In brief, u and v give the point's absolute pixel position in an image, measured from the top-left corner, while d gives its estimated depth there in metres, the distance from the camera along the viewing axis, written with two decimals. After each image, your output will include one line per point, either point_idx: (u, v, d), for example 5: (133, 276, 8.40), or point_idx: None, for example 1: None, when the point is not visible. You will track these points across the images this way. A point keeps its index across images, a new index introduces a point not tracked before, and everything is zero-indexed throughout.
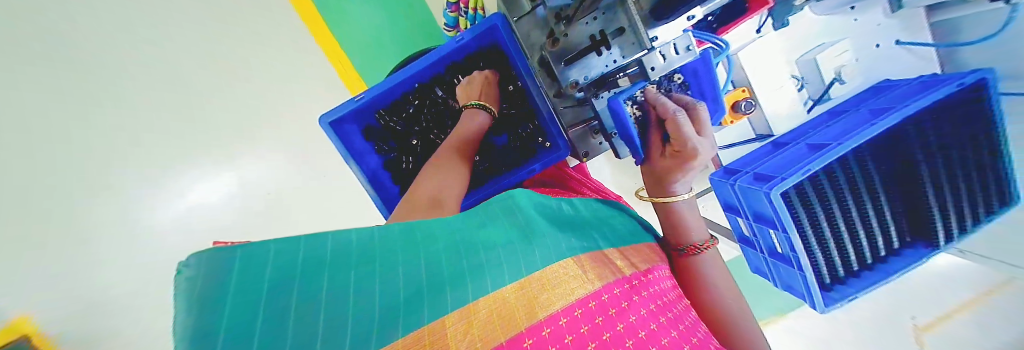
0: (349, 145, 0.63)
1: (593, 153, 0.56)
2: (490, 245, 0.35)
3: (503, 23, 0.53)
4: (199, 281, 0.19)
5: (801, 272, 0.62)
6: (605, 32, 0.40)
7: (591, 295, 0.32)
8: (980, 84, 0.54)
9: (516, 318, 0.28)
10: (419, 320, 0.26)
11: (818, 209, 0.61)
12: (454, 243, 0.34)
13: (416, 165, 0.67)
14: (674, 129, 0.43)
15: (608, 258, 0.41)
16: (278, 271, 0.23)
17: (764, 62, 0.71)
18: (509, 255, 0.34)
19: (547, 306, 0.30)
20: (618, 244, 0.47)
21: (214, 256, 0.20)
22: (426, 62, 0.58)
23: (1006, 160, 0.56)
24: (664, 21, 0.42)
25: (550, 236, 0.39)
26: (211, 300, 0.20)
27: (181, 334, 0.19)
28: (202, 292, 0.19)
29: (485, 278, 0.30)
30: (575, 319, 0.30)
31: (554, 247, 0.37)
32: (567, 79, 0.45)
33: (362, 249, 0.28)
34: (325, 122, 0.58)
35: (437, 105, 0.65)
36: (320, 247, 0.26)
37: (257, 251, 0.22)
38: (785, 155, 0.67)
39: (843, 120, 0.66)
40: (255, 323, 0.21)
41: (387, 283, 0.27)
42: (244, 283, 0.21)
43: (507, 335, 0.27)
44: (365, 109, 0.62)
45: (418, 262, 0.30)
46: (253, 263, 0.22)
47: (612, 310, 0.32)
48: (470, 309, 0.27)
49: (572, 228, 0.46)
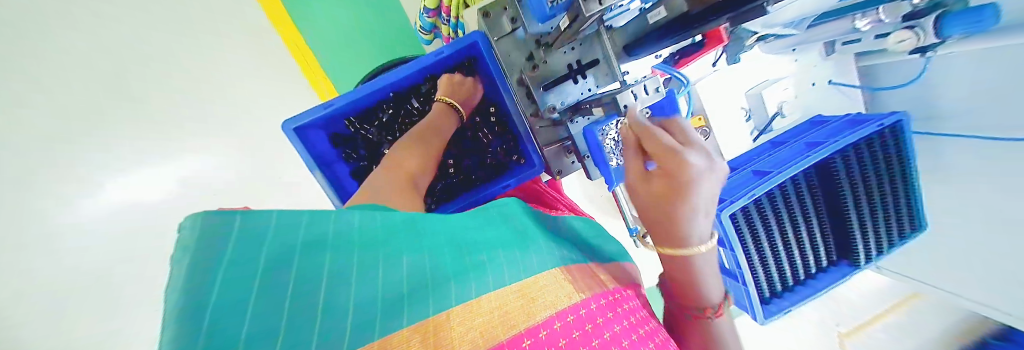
0: (314, 151, 0.59)
1: (566, 171, 0.58)
2: (489, 249, 0.36)
3: (483, 40, 0.52)
4: (194, 245, 0.21)
5: (745, 286, 0.69)
6: (581, 62, 0.43)
7: (580, 303, 0.32)
8: (897, 125, 0.63)
9: (514, 320, 0.27)
10: (423, 311, 0.25)
11: (759, 229, 0.67)
12: (454, 241, 0.36)
13: None
14: (658, 144, 0.34)
15: (593, 270, 0.42)
16: (275, 251, 0.24)
17: (719, 93, 0.79)
18: (506, 260, 0.35)
19: (544, 309, 0.29)
20: (595, 258, 0.47)
21: (210, 225, 0.22)
22: (399, 74, 0.55)
23: (914, 191, 0.65)
24: (632, 56, 0.41)
25: (543, 243, 0.42)
26: (205, 267, 0.21)
27: (175, 304, 0.19)
28: (198, 257, 0.21)
29: (486, 276, 0.31)
30: (568, 324, 0.29)
31: (549, 253, 0.40)
32: (545, 103, 0.45)
33: (361, 237, 0.29)
34: (288, 128, 0.54)
35: (411, 116, 0.62)
36: (320, 229, 0.27)
37: (258, 227, 0.24)
38: (734, 180, 0.73)
39: (782, 152, 0.74)
40: (248, 296, 0.21)
41: (390, 274, 0.27)
42: (240, 259, 0.22)
43: (509, 334, 0.26)
44: (334, 115, 0.59)
45: (422, 255, 0.31)
46: (247, 238, 0.23)
47: (599, 319, 0.31)
48: (472, 304, 0.27)
49: (557, 240, 0.47)
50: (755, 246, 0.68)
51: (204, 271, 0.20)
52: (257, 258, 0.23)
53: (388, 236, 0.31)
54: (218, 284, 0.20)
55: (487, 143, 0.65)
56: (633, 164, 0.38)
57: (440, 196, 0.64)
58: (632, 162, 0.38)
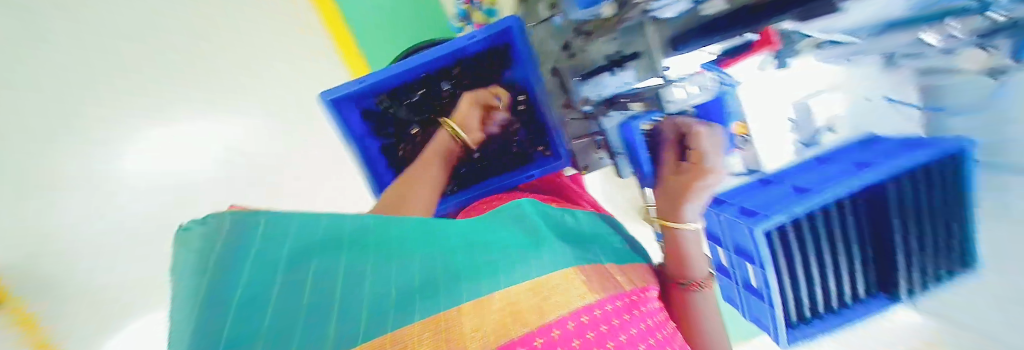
0: (349, 125, 0.61)
1: (593, 167, 0.59)
2: (503, 247, 0.36)
3: (517, 26, 0.51)
4: (219, 244, 0.24)
5: (770, 307, 0.65)
6: (621, 54, 0.39)
7: (595, 304, 0.31)
8: (959, 152, 0.58)
9: (528, 316, 0.26)
10: (434, 306, 0.25)
11: (793, 248, 0.63)
12: (470, 240, 0.35)
13: (410, 154, 0.63)
14: (696, 139, 0.41)
15: (609, 272, 0.40)
16: (293, 250, 0.26)
17: (763, 100, 0.74)
18: (520, 259, 0.34)
19: (556, 309, 0.28)
20: (616, 260, 0.46)
21: (234, 228, 0.25)
22: (430, 55, 0.55)
23: (968, 227, 0.61)
24: (679, 50, 0.38)
25: (556, 245, 0.40)
26: (229, 264, 0.24)
27: (204, 295, 0.22)
28: (222, 256, 0.24)
29: (500, 275, 0.30)
30: (581, 326, 0.28)
31: (562, 254, 0.38)
32: (579, 94, 0.46)
33: (377, 236, 0.30)
34: (326, 98, 0.56)
35: (440, 99, 0.62)
36: (337, 228, 0.29)
37: (279, 229, 0.27)
38: (770, 194, 0.69)
39: (829, 167, 0.69)
40: (267, 289, 0.24)
41: (404, 272, 0.28)
42: (260, 257, 0.24)
43: (520, 331, 0.25)
44: (367, 93, 0.60)
45: (435, 256, 0.31)
46: (270, 240, 0.26)
47: (614, 320, 0.31)
48: (484, 301, 0.27)
49: (577, 240, 0.47)
50: (787, 267, 0.64)
51: (227, 267, 0.23)
52: (277, 257, 0.25)
53: (403, 235, 0.32)
54: (243, 277, 0.23)
55: (514, 132, 0.63)
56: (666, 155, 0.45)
57: (462, 181, 0.65)
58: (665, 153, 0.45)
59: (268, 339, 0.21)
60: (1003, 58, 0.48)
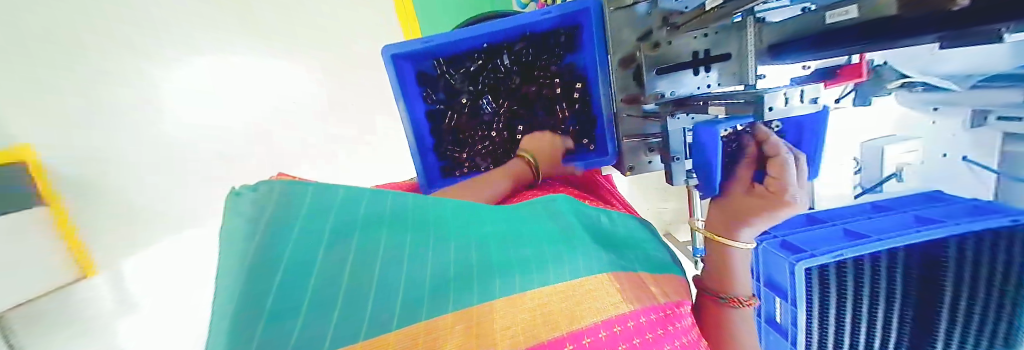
0: (404, 84, 0.59)
1: (639, 170, 0.53)
2: (534, 242, 0.33)
3: (595, 8, 0.49)
4: (268, 207, 0.24)
5: (792, 346, 0.63)
6: (710, 52, 0.38)
7: (629, 315, 0.27)
8: None
9: (556, 320, 0.24)
10: (468, 297, 0.24)
11: (831, 290, 0.60)
12: (501, 232, 0.34)
13: (459, 123, 0.63)
14: (780, 164, 0.37)
15: (643, 281, 0.35)
16: (337, 224, 0.26)
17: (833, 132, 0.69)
18: (553, 257, 0.31)
19: (587, 316, 0.25)
20: (652, 269, 0.40)
21: (281, 194, 0.25)
22: (498, 27, 0.53)
23: None
24: (776, 61, 0.35)
25: (586, 246, 0.37)
26: (282, 221, 0.24)
27: (250, 257, 0.22)
28: (273, 215, 0.24)
29: (533, 273, 0.28)
30: (614, 335, 0.25)
31: (594, 258, 0.35)
32: (652, 89, 0.43)
33: (413, 220, 0.30)
34: (388, 53, 0.55)
35: (497, 72, 0.61)
36: (379, 207, 0.29)
37: (322, 203, 0.26)
38: (816, 232, 0.66)
39: (885, 217, 0.65)
40: (313, 258, 0.23)
41: (438, 257, 0.27)
42: (307, 225, 0.24)
43: (551, 334, 0.23)
44: (426, 54, 0.59)
45: (469, 246, 0.30)
46: (315, 213, 0.25)
47: (647, 335, 0.27)
48: (515, 299, 0.25)
49: (611, 246, 0.42)
50: (818, 310, 0.62)
51: (277, 230, 0.23)
52: (322, 227, 0.25)
53: (439, 221, 0.31)
54: (290, 242, 0.23)
55: (561, 120, 0.61)
56: (739, 172, 0.41)
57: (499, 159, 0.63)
58: (738, 169, 0.41)
59: (306, 311, 0.21)
60: None
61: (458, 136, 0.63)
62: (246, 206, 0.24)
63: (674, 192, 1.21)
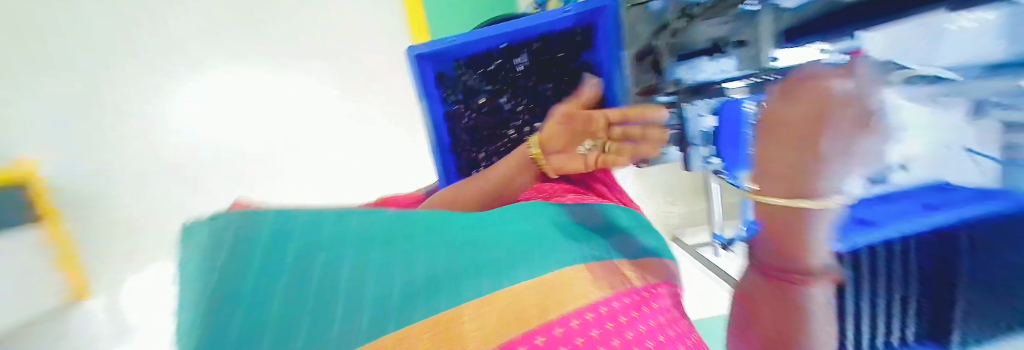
0: (425, 83, 0.63)
1: (655, 161, 0.51)
2: (507, 240, 0.35)
3: (614, 6, 0.52)
4: (229, 242, 0.27)
5: None
6: (728, 39, 0.41)
7: (602, 301, 0.30)
8: None
9: (528, 316, 0.27)
10: (438, 306, 0.26)
11: None
12: (474, 232, 0.35)
13: (477, 123, 0.65)
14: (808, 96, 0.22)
15: (617, 264, 0.37)
16: (299, 243, 0.28)
17: None
18: (528, 252, 0.33)
19: (560, 307, 0.28)
20: (635, 253, 0.42)
21: (247, 221, 0.28)
22: (517, 26, 0.56)
23: None
24: (787, 44, 0.36)
25: (565, 238, 0.38)
26: (252, 241, 0.28)
27: (218, 288, 0.26)
28: (242, 242, 0.27)
29: (504, 271, 0.30)
30: (586, 323, 0.28)
31: (572, 249, 0.36)
32: (671, 76, 0.48)
33: (382, 233, 0.31)
34: (412, 54, 0.59)
35: (515, 71, 0.62)
36: (343, 228, 0.30)
37: (286, 223, 0.29)
38: None
39: None
40: (276, 277, 0.27)
41: (406, 270, 0.28)
42: (270, 246, 0.28)
43: (516, 333, 0.26)
44: (447, 54, 0.62)
45: (440, 253, 0.31)
46: (276, 237, 0.28)
47: (622, 318, 0.30)
48: (484, 301, 0.27)
49: (590, 235, 0.42)
50: None
51: (242, 259, 0.27)
52: (284, 247, 0.28)
53: (406, 234, 0.32)
54: (256, 268, 0.27)
55: None
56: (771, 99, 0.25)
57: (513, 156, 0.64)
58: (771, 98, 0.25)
59: (272, 324, 0.25)
60: None
61: (475, 136, 0.66)
62: (211, 239, 0.27)
63: (681, 195, 1.24)
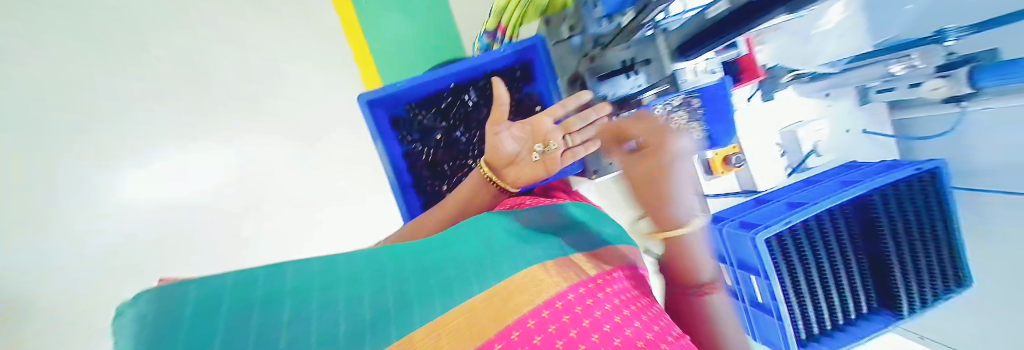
0: (380, 126, 0.65)
1: (602, 171, 0.61)
2: (451, 265, 0.37)
3: (541, 44, 0.59)
4: (146, 317, 0.21)
5: (778, 320, 0.66)
6: (635, 59, 0.48)
7: (557, 296, 0.34)
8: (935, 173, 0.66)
9: (484, 328, 0.29)
10: (390, 336, 0.27)
11: (794, 260, 0.66)
12: (417, 267, 0.36)
13: (435, 158, 0.68)
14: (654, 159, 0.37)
15: (575, 263, 0.42)
16: (231, 302, 0.24)
17: (759, 125, 0.80)
18: (472, 273, 0.36)
19: (514, 312, 0.31)
20: (581, 247, 0.48)
21: (162, 294, 0.22)
22: (462, 67, 0.62)
23: (960, 243, 0.67)
24: (687, 56, 0.44)
25: (509, 251, 0.42)
26: (171, 316, 0.22)
27: None
28: (157, 314, 0.21)
29: (451, 293, 0.32)
30: (542, 320, 0.31)
31: (518, 258, 0.40)
32: (597, 94, 0.52)
33: (322, 281, 0.30)
34: (363, 100, 0.61)
35: (465, 107, 0.67)
36: (277, 279, 0.28)
37: (209, 284, 0.25)
38: (766, 210, 0.72)
39: (816, 188, 0.73)
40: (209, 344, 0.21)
41: (351, 311, 0.28)
42: (199, 310, 0.23)
43: (478, 341, 0.28)
44: (400, 98, 0.66)
45: (385, 289, 0.32)
46: (202, 301, 0.23)
47: (578, 307, 0.33)
48: (436, 324, 0.28)
49: (539, 240, 0.46)
50: (790, 279, 0.66)
51: (164, 328, 0.21)
52: (212, 308, 0.23)
53: (348, 278, 0.32)
54: (183, 330, 0.21)
55: None
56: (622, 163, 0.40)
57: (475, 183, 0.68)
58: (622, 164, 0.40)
59: None
60: (962, 87, 0.56)
61: (435, 171, 0.69)
62: (118, 332, 0.20)
63: None
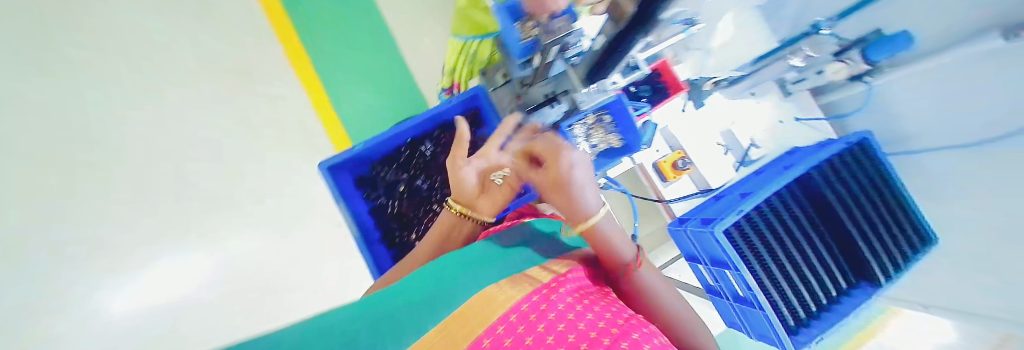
0: (343, 188, 0.70)
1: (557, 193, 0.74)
2: (418, 300, 0.37)
3: (482, 92, 0.68)
4: None
5: (763, 311, 0.66)
6: (556, 91, 0.57)
7: (511, 309, 0.34)
8: (865, 143, 0.74)
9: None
10: None
11: (758, 247, 0.69)
12: (383, 310, 0.35)
13: (401, 209, 0.72)
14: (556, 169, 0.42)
15: (528, 276, 0.44)
16: None
17: (695, 130, 0.89)
18: (442, 301, 0.36)
19: (473, 334, 0.31)
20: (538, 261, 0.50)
21: None
22: (414, 122, 0.69)
23: (908, 204, 0.72)
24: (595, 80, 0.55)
25: (470, 276, 0.43)
26: None
27: None
28: None
29: (425, 323, 0.32)
30: (500, 335, 0.31)
31: (477, 281, 0.41)
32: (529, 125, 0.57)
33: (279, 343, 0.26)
34: (324, 167, 0.67)
35: (424, 157, 0.73)
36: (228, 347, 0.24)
37: None
38: (722, 203, 0.77)
39: (764, 175, 0.79)
40: None
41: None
42: None
43: None
44: (362, 160, 0.73)
45: (355, 334, 0.29)
46: None
47: (532, 316, 0.34)
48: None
49: (498, 259, 0.48)
50: (759, 265, 0.68)
51: None
52: None
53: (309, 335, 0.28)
54: None
55: None
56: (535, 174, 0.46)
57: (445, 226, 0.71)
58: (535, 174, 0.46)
59: None
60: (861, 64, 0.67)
61: (402, 221, 0.72)
62: None
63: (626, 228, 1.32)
